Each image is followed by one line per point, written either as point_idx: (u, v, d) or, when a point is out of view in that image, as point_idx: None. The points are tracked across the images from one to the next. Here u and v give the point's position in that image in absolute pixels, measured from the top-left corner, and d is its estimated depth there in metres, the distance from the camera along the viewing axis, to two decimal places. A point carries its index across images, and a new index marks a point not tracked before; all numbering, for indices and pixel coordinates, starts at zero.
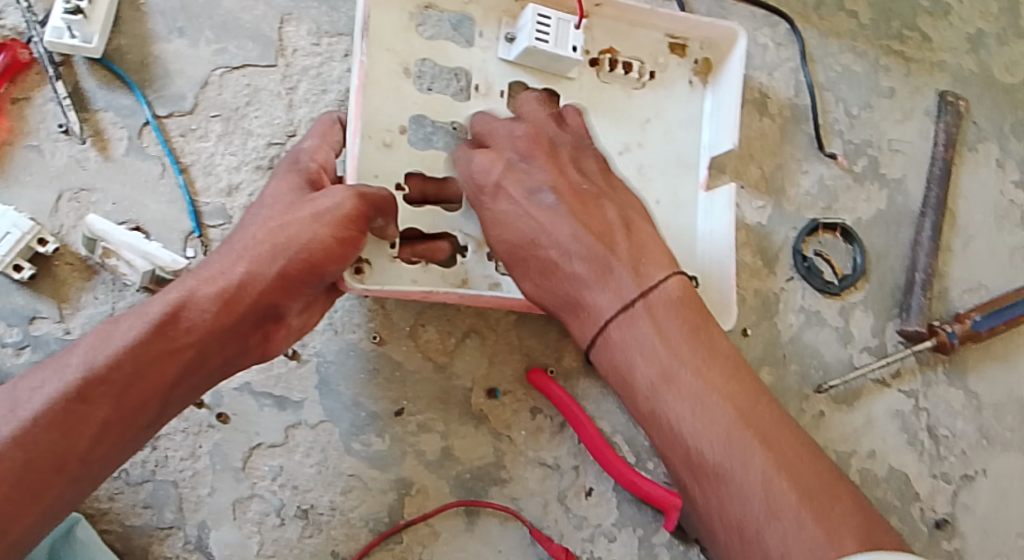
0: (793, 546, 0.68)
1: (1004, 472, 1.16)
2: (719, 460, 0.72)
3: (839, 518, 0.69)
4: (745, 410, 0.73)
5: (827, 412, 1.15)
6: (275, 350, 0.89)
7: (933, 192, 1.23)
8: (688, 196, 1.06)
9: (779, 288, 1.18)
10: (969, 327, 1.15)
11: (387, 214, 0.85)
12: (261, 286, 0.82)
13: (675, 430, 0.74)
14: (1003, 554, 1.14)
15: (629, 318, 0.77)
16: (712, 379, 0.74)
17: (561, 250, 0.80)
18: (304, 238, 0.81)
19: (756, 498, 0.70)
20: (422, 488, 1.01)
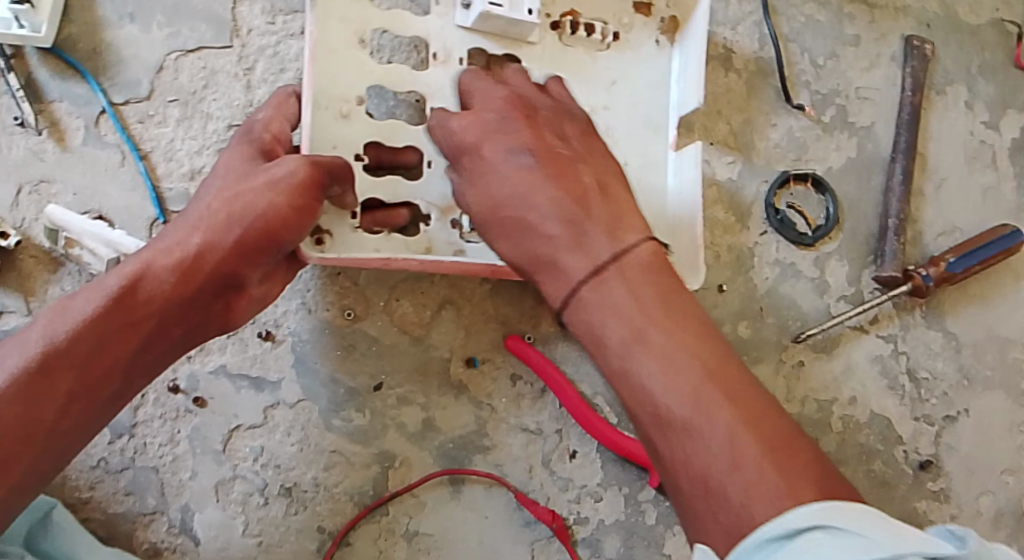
0: (753, 494, 0.67)
1: (987, 410, 1.17)
2: (682, 413, 0.71)
3: (801, 471, 0.68)
4: (712, 368, 0.73)
5: (806, 361, 1.15)
6: (238, 323, 0.89)
7: (903, 137, 1.22)
8: (658, 155, 1.05)
9: (753, 243, 1.18)
10: (943, 269, 1.13)
11: (343, 180, 0.87)
12: (219, 255, 0.82)
13: (642, 385, 0.74)
14: (988, 490, 1.15)
15: (600, 281, 0.78)
16: (681, 338, 0.74)
17: (537, 212, 0.80)
18: (259, 207, 0.82)
19: (721, 455, 0.69)
20: (406, 460, 1.01)
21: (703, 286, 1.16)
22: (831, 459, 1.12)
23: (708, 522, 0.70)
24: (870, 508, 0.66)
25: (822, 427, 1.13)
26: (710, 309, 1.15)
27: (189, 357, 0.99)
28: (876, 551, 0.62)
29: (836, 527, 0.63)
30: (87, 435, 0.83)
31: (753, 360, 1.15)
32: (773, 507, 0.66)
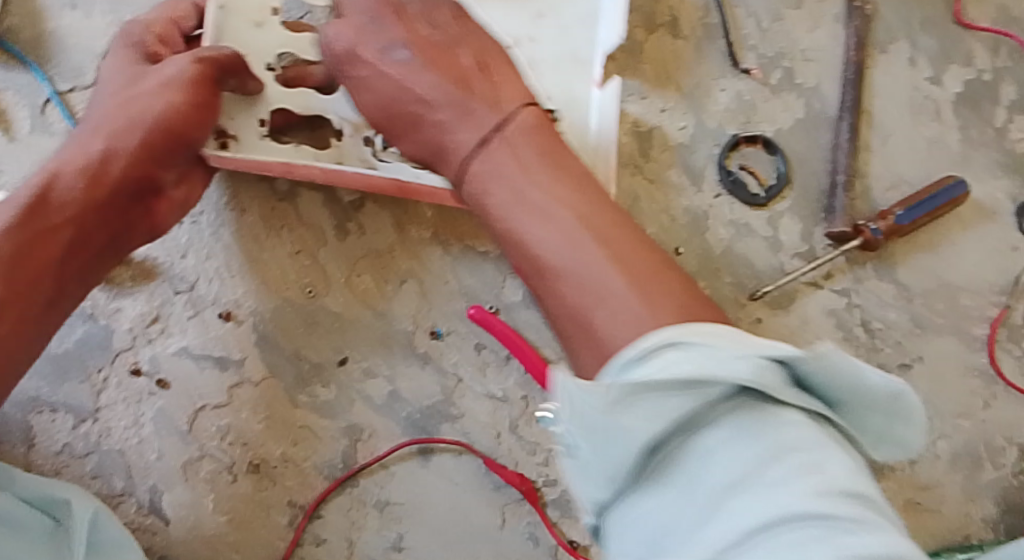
0: (625, 330, 0.62)
1: (941, 355, 1.18)
2: (556, 265, 0.65)
3: (668, 295, 0.63)
4: (588, 213, 0.66)
5: (763, 318, 1.18)
6: (164, 225, 0.94)
7: (847, 94, 1.25)
8: (582, 94, 1.04)
9: (707, 205, 1.21)
10: (892, 222, 1.16)
11: (238, 73, 0.91)
12: (125, 158, 0.87)
13: (526, 240, 0.67)
14: (947, 434, 1.16)
15: (487, 149, 0.72)
16: (560, 191, 0.68)
17: (424, 100, 0.77)
18: (157, 108, 0.88)
19: (587, 288, 0.64)
20: (373, 432, 1.01)
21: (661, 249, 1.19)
22: None
23: (587, 362, 0.64)
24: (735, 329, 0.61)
25: None
26: None
27: (151, 340, 1.00)
28: (729, 362, 0.58)
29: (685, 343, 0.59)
30: (34, 347, 0.84)
31: None
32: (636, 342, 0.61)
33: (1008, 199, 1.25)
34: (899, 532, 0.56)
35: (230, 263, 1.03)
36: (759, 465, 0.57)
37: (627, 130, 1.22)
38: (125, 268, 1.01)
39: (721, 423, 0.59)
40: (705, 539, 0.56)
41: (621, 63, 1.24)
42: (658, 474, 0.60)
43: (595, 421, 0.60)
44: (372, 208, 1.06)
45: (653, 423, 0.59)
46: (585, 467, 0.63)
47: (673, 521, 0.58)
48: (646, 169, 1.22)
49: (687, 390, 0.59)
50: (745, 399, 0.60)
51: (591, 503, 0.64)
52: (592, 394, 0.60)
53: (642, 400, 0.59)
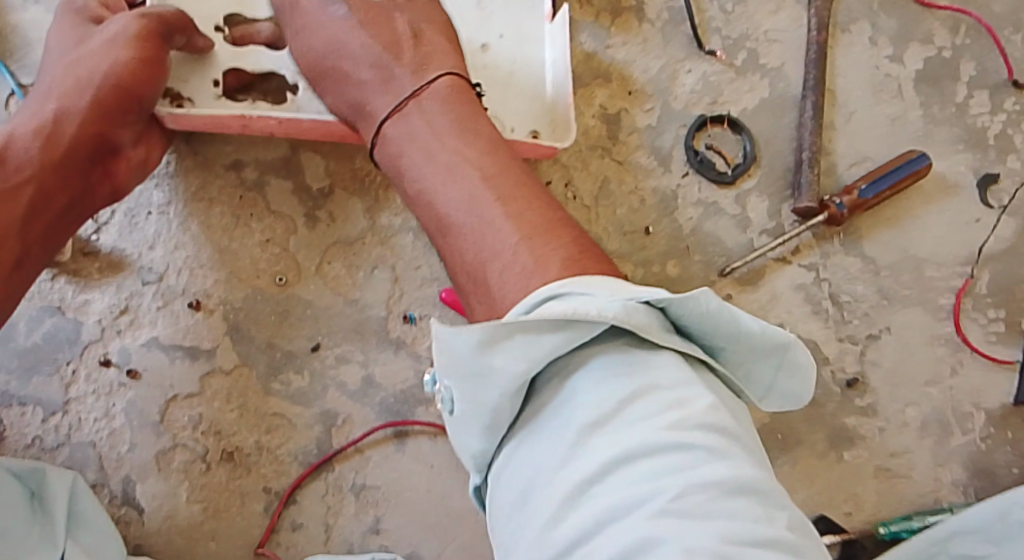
0: (512, 275, 0.64)
1: (908, 327, 1.20)
2: (454, 220, 0.68)
3: (559, 251, 0.65)
4: (491, 173, 0.69)
5: (733, 295, 1.18)
6: (126, 187, 0.94)
7: (811, 74, 1.25)
8: (534, 32, 1.14)
9: (675, 185, 1.21)
10: (856, 197, 1.17)
11: (184, 31, 0.94)
12: (78, 116, 0.87)
13: (427, 196, 0.70)
14: (915, 404, 1.18)
15: (401, 115, 0.75)
16: (467, 151, 0.70)
17: (353, 60, 0.81)
18: (105, 65, 0.88)
19: (485, 241, 0.66)
20: (348, 418, 1.01)
21: (630, 229, 1.19)
22: None
23: (480, 313, 0.67)
24: (619, 283, 0.62)
25: None
26: (637, 252, 1.18)
27: (120, 332, 0.99)
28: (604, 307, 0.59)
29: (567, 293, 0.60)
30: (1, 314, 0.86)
31: None
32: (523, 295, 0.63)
33: (970, 172, 1.26)
34: (756, 461, 0.58)
35: (200, 253, 1.02)
36: (622, 403, 0.58)
37: (594, 113, 1.21)
38: (93, 261, 1.00)
39: (591, 363, 0.60)
40: (566, 475, 0.57)
41: (586, 48, 1.24)
42: (529, 419, 0.61)
43: (466, 366, 0.61)
44: (341, 196, 1.06)
45: (521, 365, 0.59)
46: (459, 417, 0.63)
47: (538, 463, 0.59)
48: (614, 152, 1.21)
49: (558, 329, 0.59)
50: (617, 340, 0.60)
51: (469, 455, 0.64)
52: (459, 335, 0.61)
53: (510, 341, 0.60)
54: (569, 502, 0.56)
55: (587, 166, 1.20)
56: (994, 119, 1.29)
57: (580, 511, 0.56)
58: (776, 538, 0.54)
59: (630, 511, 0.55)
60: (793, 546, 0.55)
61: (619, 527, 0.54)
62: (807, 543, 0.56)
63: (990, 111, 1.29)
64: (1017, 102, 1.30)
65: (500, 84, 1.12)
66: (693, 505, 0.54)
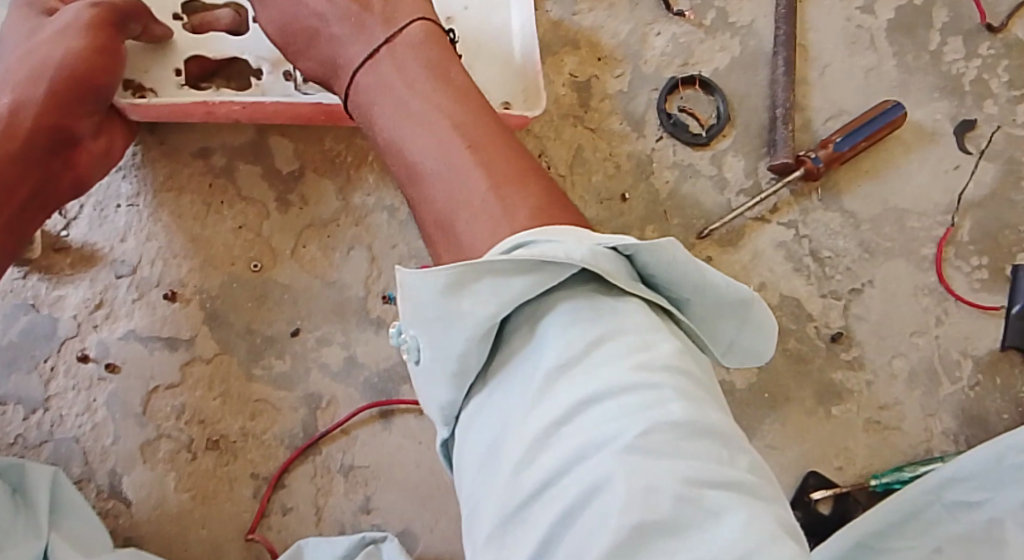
0: (479, 224, 0.64)
1: (891, 278, 1.19)
2: (424, 167, 0.68)
3: (528, 201, 0.64)
4: (461, 122, 0.69)
5: (714, 256, 1.17)
6: (88, 178, 0.94)
7: (780, 31, 1.23)
8: None
9: (650, 149, 1.20)
10: (832, 150, 1.16)
11: (139, 19, 0.93)
12: (35, 109, 0.86)
13: (399, 141, 0.70)
14: (902, 354, 1.17)
15: (372, 64, 0.75)
16: (438, 100, 0.70)
17: (320, 16, 0.80)
18: (58, 56, 0.87)
19: (455, 189, 0.66)
20: (333, 399, 1.01)
21: (607, 197, 1.18)
22: None
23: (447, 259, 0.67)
24: (590, 232, 0.61)
25: None
26: (616, 219, 1.17)
27: (97, 325, 0.99)
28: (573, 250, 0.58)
29: (538, 241, 0.60)
30: None
31: None
32: (491, 246, 0.63)
33: (947, 119, 1.25)
34: (717, 405, 0.58)
35: (172, 243, 1.02)
36: (588, 346, 0.57)
37: (565, 81, 1.21)
38: (65, 256, 1.00)
39: (559, 305, 0.59)
40: (533, 417, 0.56)
41: (553, 16, 1.22)
42: (497, 367, 0.60)
43: (434, 311, 0.60)
44: (313, 178, 1.06)
45: (491, 308, 0.58)
46: (425, 368, 0.62)
47: (506, 410, 0.58)
48: (587, 119, 1.20)
49: (528, 271, 0.58)
50: (586, 285, 0.60)
51: (438, 408, 0.63)
52: (429, 278, 0.60)
53: (478, 284, 0.59)
54: (535, 446, 0.55)
55: (562, 135, 1.19)
56: (969, 65, 1.27)
57: (547, 453, 0.55)
58: (735, 480, 0.54)
59: (595, 450, 0.54)
60: (751, 489, 0.54)
61: (584, 468, 0.54)
62: (768, 489, 0.56)
63: (964, 58, 1.27)
64: (992, 47, 1.28)
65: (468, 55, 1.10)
66: (659, 445, 0.54)
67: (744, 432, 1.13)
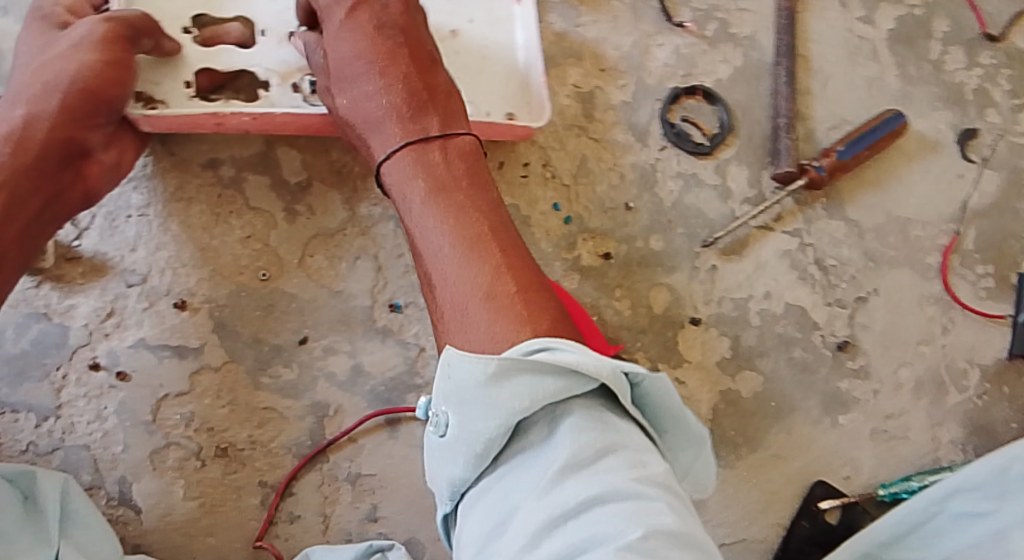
0: (495, 321, 0.73)
1: (896, 286, 1.20)
2: (451, 255, 0.77)
3: (524, 302, 0.74)
4: (487, 218, 0.79)
5: (718, 265, 1.18)
6: (99, 190, 0.94)
7: (784, 40, 1.25)
8: (504, 14, 1.12)
9: (654, 159, 1.20)
10: (834, 158, 1.17)
11: (151, 34, 0.94)
12: (46, 121, 0.88)
13: (427, 223, 0.80)
14: (907, 362, 1.18)
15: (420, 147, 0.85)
16: (471, 195, 0.80)
17: (366, 118, 0.89)
18: (71, 70, 0.89)
19: (478, 285, 0.75)
20: (339, 408, 1.02)
21: (611, 206, 1.18)
22: (752, 353, 1.15)
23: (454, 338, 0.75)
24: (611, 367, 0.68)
25: (740, 324, 1.16)
26: (620, 228, 1.18)
27: (107, 334, 1.00)
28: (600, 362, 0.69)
29: (559, 347, 0.69)
30: None
31: (667, 270, 1.17)
32: (483, 329, 0.73)
33: (950, 129, 1.26)
34: (693, 516, 0.67)
35: (182, 253, 1.03)
36: (592, 456, 0.66)
37: (569, 93, 1.21)
38: (76, 266, 1.01)
39: (573, 416, 0.68)
40: (540, 507, 0.64)
41: (556, 28, 1.23)
42: (510, 456, 0.69)
43: (471, 392, 0.69)
44: (321, 189, 1.07)
45: (524, 403, 0.67)
46: (449, 443, 0.70)
47: (514, 494, 0.67)
48: (591, 130, 1.20)
49: (560, 375, 0.68)
50: (594, 401, 0.70)
51: (447, 482, 0.71)
52: (473, 365, 0.69)
53: (517, 379, 0.68)
54: (541, 532, 0.64)
55: (564, 146, 1.19)
56: (971, 75, 1.28)
57: (554, 540, 0.63)
58: None
59: (595, 545, 0.62)
60: None
61: None
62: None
63: (966, 68, 1.28)
64: (993, 57, 1.29)
65: (472, 67, 1.10)
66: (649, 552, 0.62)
67: (750, 440, 1.13)
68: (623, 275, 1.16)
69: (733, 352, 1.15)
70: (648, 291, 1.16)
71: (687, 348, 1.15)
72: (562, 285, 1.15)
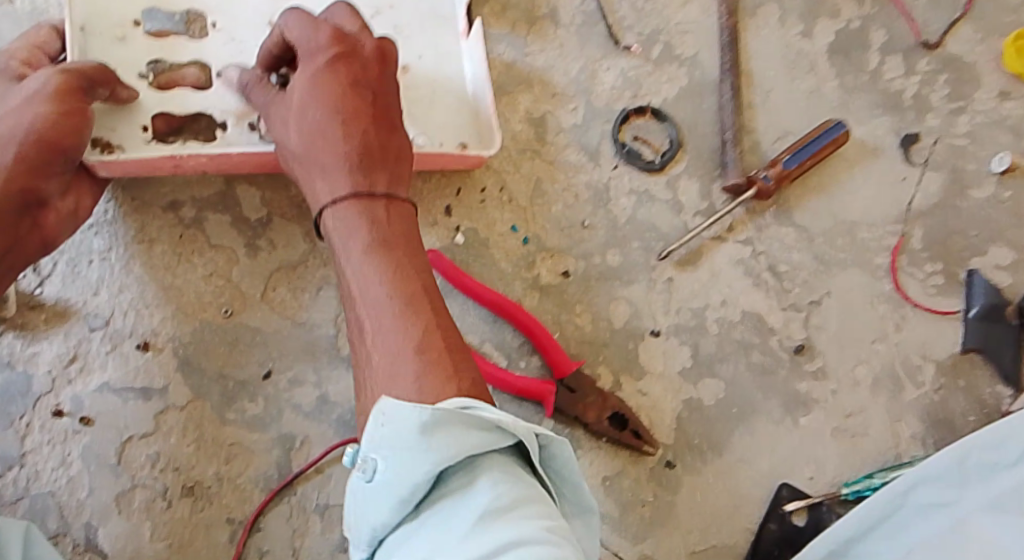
0: (425, 376, 0.74)
1: (848, 288, 1.23)
2: (381, 313, 0.78)
3: (450, 368, 0.75)
4: (412, 285, 0.80)
5: (674, 276, 1.20)
6: (57, 238, 0.94)
7: (725, 58, 1.28)
8: (452, 48, 1.15)
9: (606, 177, 1.23)
10: (780, 169, 1.19)
11: (107, 84, 0.95)
12: (4, 173, 0.86)
13: (364, 280, 0.80)
14: (865, 362, 1.20)
15: (360, 202, 0.85)
16: (399, 258, 0.82)
17: (318, 160, 0.87)
18: (27, 121, 0.87)
19: (408, 340, 0.76)
20: (306, 438, 1.02)
21: (567, 225, 1.20)
22: (713, 361, 1.18)
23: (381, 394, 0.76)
24: (531, 431, 0.70)
25: (700, 333, 1.18)
26: (577, 245, 1.20)
27: (70, 380, 1.00)
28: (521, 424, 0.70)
29: (482, 406, 0.71)
30: None
31: (625, 284, 1.19)
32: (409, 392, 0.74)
33: (891, 134, 1.30)
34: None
35: (145, 293, 1.03)
36: (508, 505, 0.66)
37: (521, 118, 1.23)
38: (38, 313, 1.01)
39: (491, 470, 0.68)
40: (460, 550, 0.63)
41: (505, 57, 1.25)
42: (430, 505, 0.68)
43: (404, 437, 0.67)
44: (280, 223, 1.08)
45: (454, 451, 0.67)
46: (374, 489, 0.68)
47: (434, 538, 0.65)
48: (544, 153, 1.23)
49: (484, 429, 0.69)
50: (510, 460, 0.71)
51: (368, 528, 0.69)
52: (409, 411, 0.67)
53: (448, 431, 0.67)
54: None
55: (518, 170, 1.21)
56: (908, 82, 1.32)
57: None
58: None
59: None
60: None
61: None
62: None
63: (903, 75, 1.32)
64: (929, 63, 1.33)
65: (422, 102, 1.12)
66: None
67: (715, 446, 1.15)
68: (582, 292, 1.18)
69: (693, 361, 1.17)
70: (608, 306, 1.18)
71: (647, 359, 1.17)
72: (522, 304, 1.17)
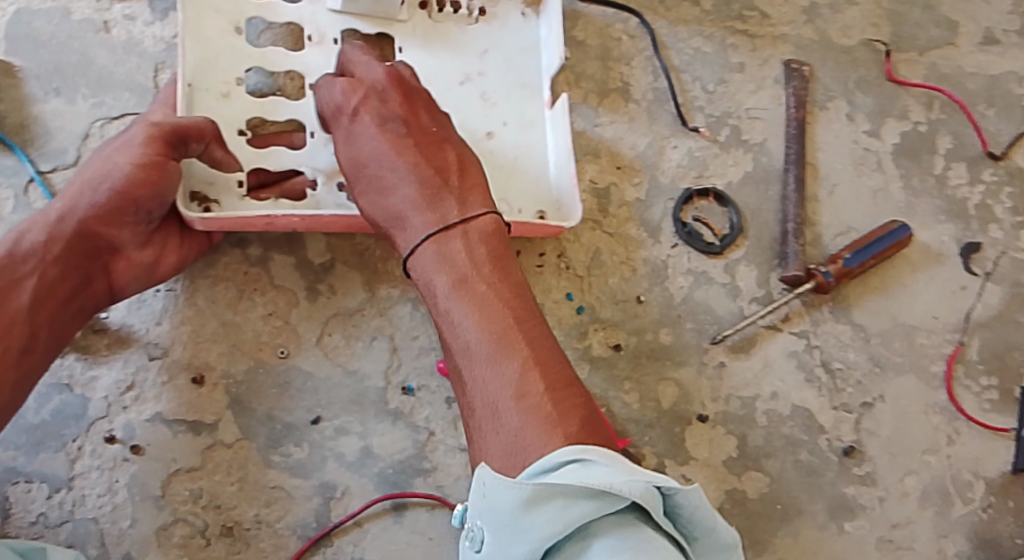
0: (531, 425, 0.74)
1: (900, 393, 1.21)
2: (477, 360, 0.79)
3: (569, 406, 0.76)
4: (517, 316, 0.80)
5: (726, 361, 1.19)
6: (123, 286, 0.97)
7: (792, 148, 1.28)
8: (536, 116, 1.14)
9: (665, 256, 1.22)
10: (841, 265, 1.19)
11: (202, 138, 0.94)
12: (79, 216, 0.92)
13: (457, 324, 0.81)
14: (912, 470, 1.18)
15: (443, 238, 0.84)
16: (500, 290, 0.81)
17: (399, 206, 0.87)
18: (108, 170, 0.92)
19: (509, 385, 0.76)
20: (346, 490, 1.01)
21: (623, 298, 1.20)
22: (759, 454, 1.16)
23: (491, 442, 0.76)
24: (642, 480, 0.67)
25: (747, 423, 1.17)
26: (630, 319, 1.19)
27: (124, 407, 1.00)
28: (630, 483, 0.67)
29: (590, 461, 0.70)
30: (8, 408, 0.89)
31: (677, 364, 1.18)
32: (518, 441, 0.74)
33: (953, 241, 1.29)
34: None
35: (204, 328, 1.03)
36: None
37: (586, 187, 1.23)
38: (101, 337, 1.01)
39: (605, 537, 0.66)
40: None
41: (577, 127, 1.25)
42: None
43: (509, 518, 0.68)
44: (342, 269, 1.08)
45: (557, 527, 0.66)
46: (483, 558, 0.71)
47: None
48: (605, 224, 1.22)
49: (592, 496, 0.66)
50: (629, 517, 0.68)
51: None
52: (508, 492, 0.68)
53: (550, 505, 0.67)
54: None
55: (579, 238, 1.21)
56: (973, 190, 1.31)
57: None
58: None
59: None
60: None
61: None
62: None
63: (969, 183, 1.32)
64: (994, 174, 1.33)
65: (503, 171, 1.12)
66: None
67: (756, 543, 1.13)
68: (632, 368, 1.17)
69: (739, 451, 1.16)
70: (657, 385, 1.17)
71: (693, 445, 1.15)
72: None
